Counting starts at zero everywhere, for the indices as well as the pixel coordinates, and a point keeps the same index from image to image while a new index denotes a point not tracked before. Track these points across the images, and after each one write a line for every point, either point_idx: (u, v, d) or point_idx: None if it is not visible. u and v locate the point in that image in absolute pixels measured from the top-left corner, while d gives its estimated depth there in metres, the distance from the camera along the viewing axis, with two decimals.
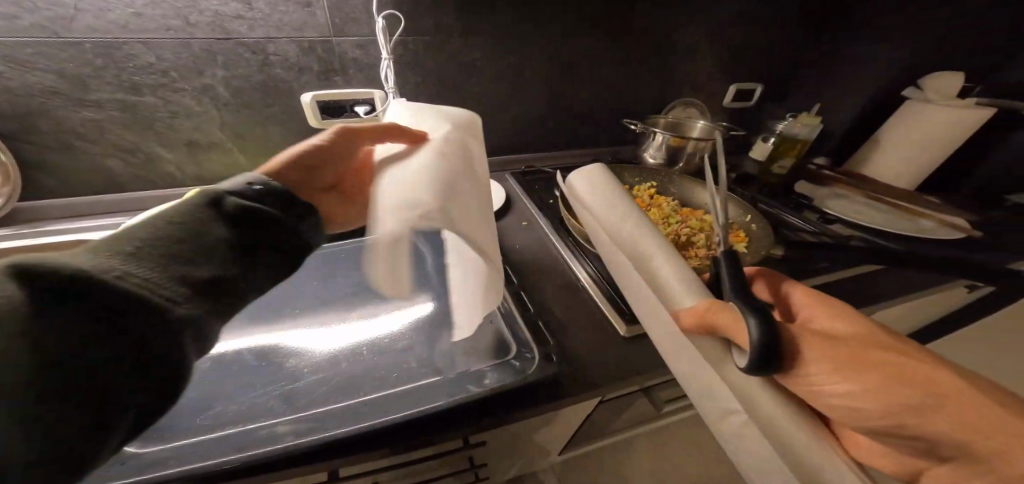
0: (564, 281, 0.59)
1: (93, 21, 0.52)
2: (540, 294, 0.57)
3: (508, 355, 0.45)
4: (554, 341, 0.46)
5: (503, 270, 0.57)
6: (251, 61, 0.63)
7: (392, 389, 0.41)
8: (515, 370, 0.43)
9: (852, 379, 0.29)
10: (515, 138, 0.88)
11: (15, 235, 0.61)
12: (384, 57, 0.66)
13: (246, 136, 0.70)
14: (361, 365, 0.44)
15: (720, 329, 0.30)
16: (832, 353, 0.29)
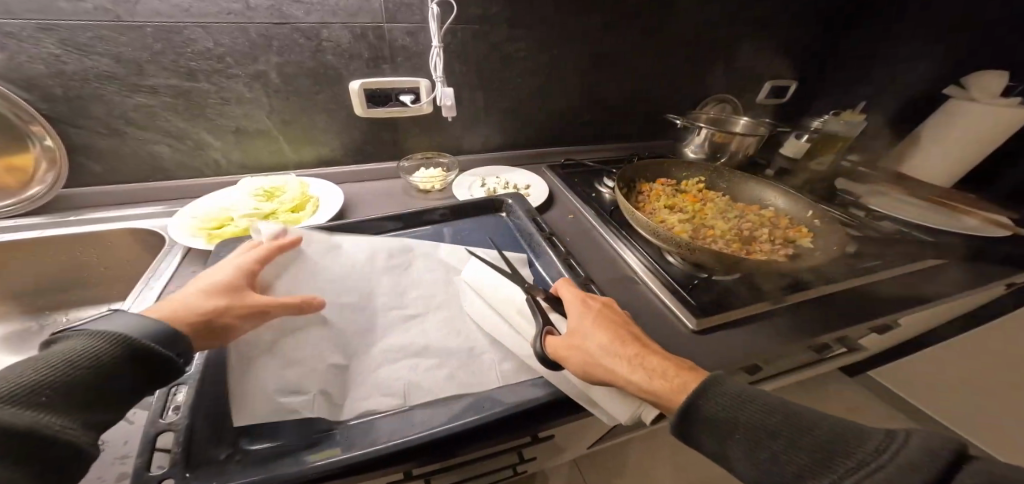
0: (620, 273, 0.62)
1: (156, 5, 0.52)
2: (602, 285, 0.59)
3: None
4: None
5: (568, 261, 0.59)
6: (304, 48, 0.62)
7: (450, 395, 0.40)
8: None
9: (588, 370, 0.39)
10: (553, 131, 0.87)
11: (63, 222, 0.60)
12: (435, 45, 0.65)
13: (291, 124, 0.69)
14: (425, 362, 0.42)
15: (561, 358, 0.40)
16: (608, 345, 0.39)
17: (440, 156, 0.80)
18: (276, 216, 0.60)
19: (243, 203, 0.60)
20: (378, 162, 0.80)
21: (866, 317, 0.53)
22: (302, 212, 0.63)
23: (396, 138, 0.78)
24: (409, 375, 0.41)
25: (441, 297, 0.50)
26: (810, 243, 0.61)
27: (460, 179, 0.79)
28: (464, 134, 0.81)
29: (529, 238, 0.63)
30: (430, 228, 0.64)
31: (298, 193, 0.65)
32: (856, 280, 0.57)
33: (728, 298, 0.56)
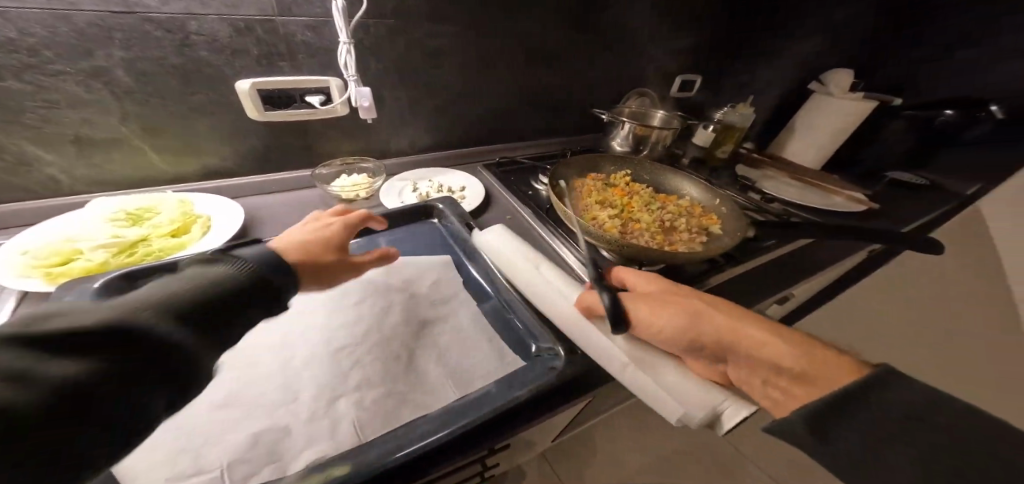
0: None
1: None
2: None
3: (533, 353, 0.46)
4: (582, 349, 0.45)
5: (503, 266, 0.58)
6: (165, 41, 0.51)
7: (399, 423, 0.38)
8: (545, 368, 0.43)
9: (668, 329, 0.39)
10: (488, 129, 0.84)
11: None
12: (343, 41, 0.57)
13: (161, 130, 0.57)
14: (364, 398, 0.40)
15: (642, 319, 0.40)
16: (697, 312, 0.40)
17: (364, 161, 0.73)
18: (149, 244, 0.49)
19: (96, 231, 0.49)
20: (290, 171, 0.71)
21: (764, 292, 0.61)
22: (186, 234, 0.53)
23: (308, 143, 0.69)
24: (346, 414, 0.38)
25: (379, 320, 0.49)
26: (720, 229, 0.67)
27: (389, 184, 0.73)
28: (390, 136, 0.75)
29: (462, 244, 0.61)
30: (357, 244, 0.59)
31: (179, 213, 0.54)
32: (755, 258, 0.65)
33: None
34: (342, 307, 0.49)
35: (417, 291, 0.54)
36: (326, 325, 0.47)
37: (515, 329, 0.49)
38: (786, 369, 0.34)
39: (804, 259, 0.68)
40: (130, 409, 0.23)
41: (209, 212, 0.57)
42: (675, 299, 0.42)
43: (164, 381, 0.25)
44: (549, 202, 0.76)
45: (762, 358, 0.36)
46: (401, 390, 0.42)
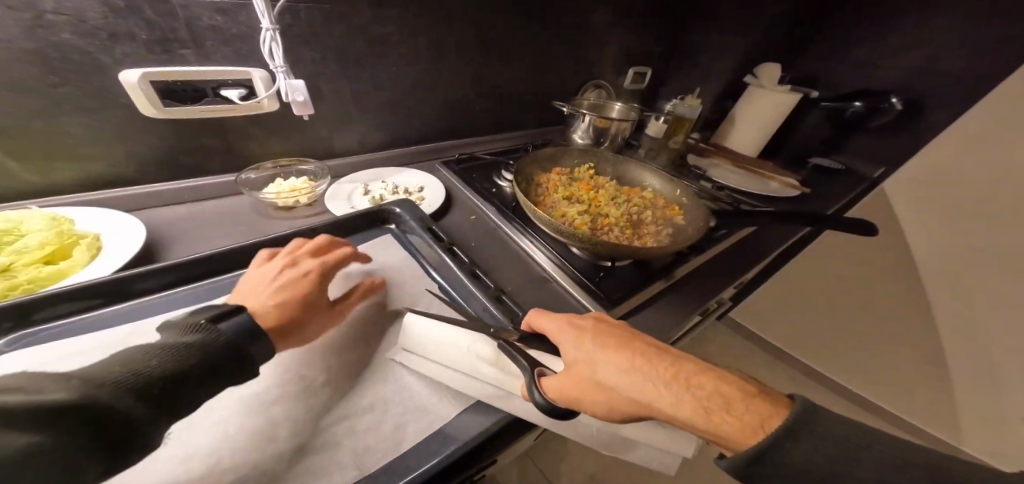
0: (530, 274, 0.61)
1: None
2: (514, 293, 0.57)
3: None
4: None
5: (473, 272, 0.55)
6: (4, 16, 0.38)
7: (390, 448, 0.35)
8: None
9: (599, 409, 0.35)
10: (442, 123, 0.78)
11: None
12: (265, 27, 0.47)
13: (18, 135, 0.44)
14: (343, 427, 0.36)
15: (569, 404, 0.35)
16: (624, 378, 0.35)
17: (304, 163, 0.64)
18: (11, 273, 0.39)
19: None
20: (210, 177, 0.60)
21: (721, 281, 0.65)
22: (66, 260, 0.42)
23: (229, 144, 0.58)
24: (335, 439, 0.35)
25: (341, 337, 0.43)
26: (683, 220, 0.68)
27: (336, 187, 0.64)
28: (332, 134, 0.66)
29: (429, 251, 0.57)
30: None
31: (51, 231, 0.43)
32: (712, 248, 0.68)
33: (627, 284, 0.61)
34: None
35: (390, 295, 0.51)
36: None
37: None
38: (714, 431, 0.31)
39: (750, 244, 0.73)
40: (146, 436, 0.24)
41: (97, 229, 0.47)
42: (599, 365, 0.36)
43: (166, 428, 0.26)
44: (514, 200, 0.73)
45: (687, 423, 0.32)
46: (386, 410, 0.38)
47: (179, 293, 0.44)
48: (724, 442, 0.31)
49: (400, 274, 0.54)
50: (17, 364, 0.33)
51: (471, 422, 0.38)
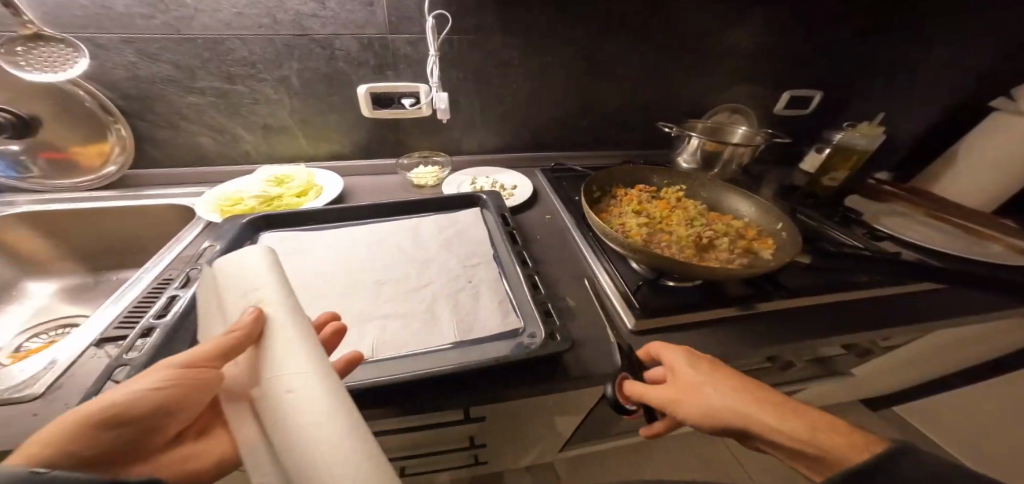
0: (577, 273, 0.59)
1: (206, 21, 0.62)
2: (558, 283, 0.56)
3: (516, 323, 0.46)
4: (561, 322, 0.45)
5: (521, 256, 0.57)
6: (321, 56, 0.70)
7: (393, 355, 0.41)
8: (528, 334, 0.44)
9: (693, 417, 0.35)
10: (546, 137, 0.89)
11: (126, 197, 0.70)
12: (431, 54, 0.70)
13: (311, 122, 0.78)
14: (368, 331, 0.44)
15: (661, 405, 0.37)
16: (729, 390, 0.35)
17: (439, 156, 0.86)
18: (282, 200, 0.66)
19: (253, 186, 0.67)
20: (379, 160, 0.86)
21: (861, 333, 0.48)
22: (306, 197, 0.69)
23: (398, 136, 0.84)
24: (366, 334, 0.43)
25: (396, 272, 0.54)
26: (772, 255, 0.55)
27: (453, 176, 0.83)
28: (463, 136, 0.87)
29: (492, 233, 0.63)
30: (398, 220, 0.65)
31: (305, 180, 0.70)
32: (851, 294, 0.52)
33: (688, 301, 0.52)
34: (374, 248, 0.57)
35: (445, 248, 0.58)
36: (363, 261, 0.55)
37: (512, 305, 0.49)
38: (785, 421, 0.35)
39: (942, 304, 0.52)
40: None
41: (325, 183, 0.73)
42: (704, 372, 0.36)
43: None
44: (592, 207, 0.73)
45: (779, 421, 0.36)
46: (400, 327, 0.45)
47: (326, 228, 0.62)
48: (825, 458, 0.31)
49: (467, 242, 0.60)
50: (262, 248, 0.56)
51: (457, 358, 0.41)
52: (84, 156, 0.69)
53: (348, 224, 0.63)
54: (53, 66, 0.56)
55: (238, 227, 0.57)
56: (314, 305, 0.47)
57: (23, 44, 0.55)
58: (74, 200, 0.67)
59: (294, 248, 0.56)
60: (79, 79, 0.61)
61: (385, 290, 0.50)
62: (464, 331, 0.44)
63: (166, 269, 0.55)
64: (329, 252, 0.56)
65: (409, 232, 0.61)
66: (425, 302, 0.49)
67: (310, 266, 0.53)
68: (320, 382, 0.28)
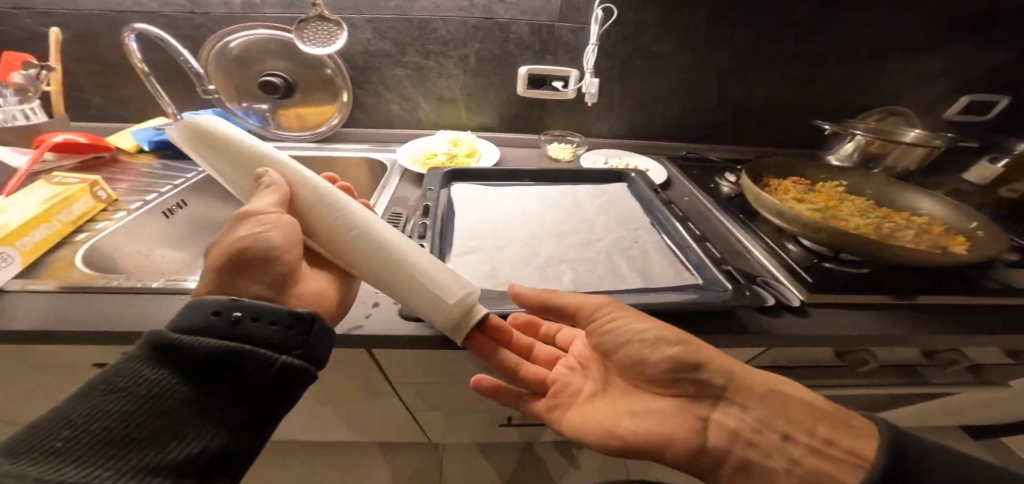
0: (733, 249, 0.60)
1: (424, 3, 0.78)
2: (724, 253, 0.60)
3: (700, 281, 0.49)
4: (745, 282, 0.48)
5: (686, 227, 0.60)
6: (497, 38, 0.81)
7: (600, 290, 0.50)
8: (717, 291, 0.47)
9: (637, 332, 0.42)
10: (678, 127, 0.92)
11: (332, 150, 0.88)
12: (590, 43, 0.76)
13: (473, 96, 0.91)
14: (572, 271, 0.53)
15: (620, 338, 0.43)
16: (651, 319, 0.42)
17: (573, 135, 0.93)
18: (459, 159, 0.80)
19: (441, 146, 0.81)
20: (519, 133, 0.96)
21: None
22: (472, 158, 0.82)
23: (539, 115, 0.93)
24: (569, 274, 0.52)
25: (566, 228, 0.62)
26: (968, 251, 0.53)
27: (587, 154, 0.90)
28: (595, 122, 0.93)
29: (646, 204, 0.67)
30: (555, 186, 0.74)
31: (472, 144, 0.83)
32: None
33: (868, 285, 0.53)
34: (545, 209, 0.67)
35: (610, 214, 0.65)
36: (539, 219, 0.64)
37: (688, 266, 0.52)
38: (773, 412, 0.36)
39: None
40: (126, 435, 0.25)
41: (484, 151, 0.86)
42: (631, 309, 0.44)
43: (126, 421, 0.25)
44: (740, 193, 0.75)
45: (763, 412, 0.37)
46: (597, 272, 0.53)
47: (496, 186, 0.72)
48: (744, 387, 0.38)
49: (622, 209, 0.66)
50: (457, 197, 0.67)
51: (657, 298, 0.48)
52: (288, 119, 0.87)
53: (518, 186, 0.73)
54: (323, 41, 0.75)
55: (441, 174, 0.71)
56: (519, 247, 0.57)
57: (309, 22, 0.73)
58: (295, 150, 0.87)
59: (469, 204, 0.65)
60: (335, 55, 0.81)
61: (566, 242, 0.59)
62: (652, 281, 0.51)
63: (391, 205, 0.68)
64: (507, 210, 0.65)
65: (573, 198, 0.70)
66: (610, 254, 0.56)
67: (492, 220, 0.62)
68: (360, 217, 0.40)
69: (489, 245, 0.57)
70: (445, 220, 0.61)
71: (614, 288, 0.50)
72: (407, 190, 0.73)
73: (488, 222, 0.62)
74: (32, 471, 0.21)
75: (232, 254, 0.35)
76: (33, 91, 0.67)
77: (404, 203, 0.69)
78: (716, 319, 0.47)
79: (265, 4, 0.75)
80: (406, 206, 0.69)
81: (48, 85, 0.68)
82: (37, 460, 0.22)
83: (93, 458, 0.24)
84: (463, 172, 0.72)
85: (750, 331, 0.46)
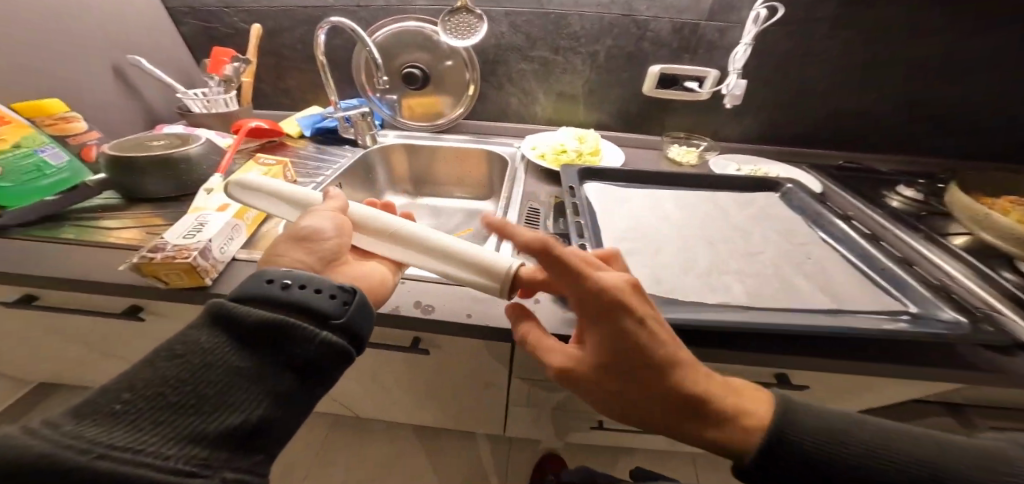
0: (938, 273, 0.53)
1: None
2: (929, 274, 0.52)
3: (913, 310, 0.45)
4: (975, 312, 0.43)
5: (872, 245, 0.56)
6: (632, 34, 0.78)
7: (794, 306, 0.46)
8: (942, 320, 0.42)
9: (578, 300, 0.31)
10: (816, 133, 0.86)
11: (455, 141, 0.91)
12: (745, 42, 0.69)
13: (594, 93, 0.88)
14: (752, 285, 0.50)
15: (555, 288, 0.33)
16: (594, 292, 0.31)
17: (697, 138, 0.87)
18: (583, 158, 0.78)
19: (570, 139, 0.79)
20: (634, 134, 0.92)
21: None
22: (596, 157, 0.79)
23: (661, 116, 0.89)
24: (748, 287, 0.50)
25: (720, 238, 0.60)
26: None
27: (714, 159, 0.84)
28: (724, 125, 0.88)
29: (816, 218, 0.63)
30: (699, 190, 0.71)
31: (595, 143, 0.80)
32: None
33: None
34: (696, 214, 0.65)
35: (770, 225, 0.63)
36: (694, 225, 0.62)
37: (891, 292, 0.48)
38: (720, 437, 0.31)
39: None
40: (188, 402, 0.25)
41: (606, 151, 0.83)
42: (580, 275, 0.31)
43: (180, 389, 0.25)
44: (922, 210, 0.67)
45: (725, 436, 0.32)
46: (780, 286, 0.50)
47: (635, 187, 0.70)
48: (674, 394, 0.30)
49: (780, 224, 0.63)
50: (598, 198, 0.66)
51: (869, 321, 0.42)
52: (416, 112, 0.92)
53: (661, 188, 0.70)
54: (464, 34, 0.78)
55: (576, 170, 0.71)
56: (684, 255, 0.56)
57: (455, 15, 0.76)
58: (416, 140, 0.91)
59: (613, 206, 0.65)
60: (470, 48, 0.83)
61: (731, 253, 0.56)
62: (848, 303, 0.46)
63: (527, 200, 0.68)
64: (659, 213, 0.65)
65: (721, 205, 0.67)
66: (783, 270, 0.53)
67: (646, 223, 0.62)
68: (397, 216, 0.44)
69: (645, 250, 0.56)
70: (600, 221, 0.61)
71: (810, 306, 0.46)
72: (535, 186, 0.73)
73: (643, 224, 0.61)
74: (87, 434, 0.22)
75: (296, 233, 0.38)
76: (234, 81, 0.86)
77: (538, 199, 0.69)
78: (938, 352, 0.43)
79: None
80: (542, 202, 0.68)
81: (243, 77, 0.87)
82: (99, 424, 0.22)
83: (143, 422, 0.23)
84: (597, 171, 0.71)
85: (978, 369, 0.41)
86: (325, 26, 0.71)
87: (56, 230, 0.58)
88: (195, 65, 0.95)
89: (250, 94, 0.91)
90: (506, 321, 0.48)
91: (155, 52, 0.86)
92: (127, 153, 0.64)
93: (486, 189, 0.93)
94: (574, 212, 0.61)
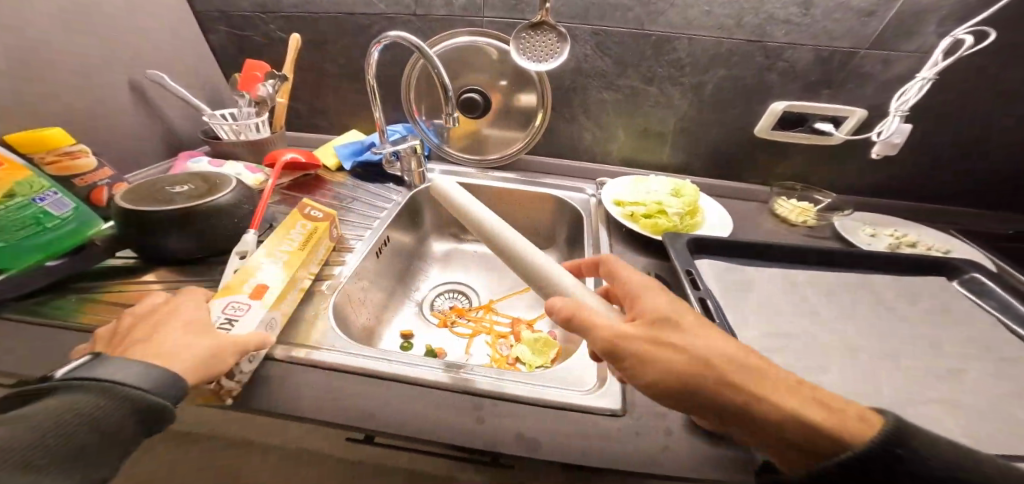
0: None
1: (672, 17, 0.61)
2: None
3: None
4: None
5: None
6: (759, 64, 0.62)
7: None
8: None
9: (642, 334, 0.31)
10: (963, 191, 0.71)
11: (515, 182, 0.79)
12: (926, 75, 0.55)
13: (689, 131, 0.73)
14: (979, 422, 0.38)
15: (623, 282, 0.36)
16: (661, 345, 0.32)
17: (819, 192, 0.73)
18: (681, 219, 0.64)
19: (668, 199, 0.65)
20: (730, 181, 0.78)
21: None
22: (694, 217, 0.66)
23: (768, 162, 0.74)
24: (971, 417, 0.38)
25: (892, 340, 0.47)
26: None
27: (842, 220, 0.70)
28: (848, 174, 0.73)
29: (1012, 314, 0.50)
30: (839, 272, 0.57)
31: (695, 199, 0.66)
32: None
33: None
34: (853, 306, 0.51)
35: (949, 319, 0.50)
36: (855, 319, 0.49)
37: None
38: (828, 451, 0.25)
39: None
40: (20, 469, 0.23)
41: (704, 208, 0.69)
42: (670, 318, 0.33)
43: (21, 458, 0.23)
44: None
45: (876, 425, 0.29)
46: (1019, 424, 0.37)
47: (761, 267, 0.57)
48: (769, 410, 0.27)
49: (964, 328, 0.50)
50: (719, 284, 0.52)
51: None
52: (477, 146, 0.79)
53: (791, 267, 0.57)
54: (542, 56, 0.64)
55: (684, 241, 0.57)
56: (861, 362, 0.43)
57: (532, 33, 0.62)
58: (477, 179, 0.79)
59: (737, 295, 0.51)
60: (542, 75, 0.68)
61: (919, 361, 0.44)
62: None
63: None
64: (805, 302, 0.51)
65: (875, 291, 0.54)
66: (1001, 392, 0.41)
67: (793, 319, 0.49)
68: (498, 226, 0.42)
69: (811, 357, 0.43)
70: (738, 325, 0.47)
71: None
72: (628, 258, 0.61)
73: (792, 322, 0.48)
74: None
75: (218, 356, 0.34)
76: (269, 103, 0.73)
77: None
78: None
79: (486, 6, 0.66)
80: None
81: (279, 97, 0.74)
82: None
83: None
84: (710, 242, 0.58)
85: None
86: (379, 43, 0.57)
87: (62, 308, 0.47)
88: (219, 78, 0.83)
89: (284, 120, 0.79)
90: (639, 466, 0.35)
91: (180, 66, 0.74)
92: (144, 205, 0.52)
93: (548, 237, 0.80)
94: (706, 314, 0.46)
